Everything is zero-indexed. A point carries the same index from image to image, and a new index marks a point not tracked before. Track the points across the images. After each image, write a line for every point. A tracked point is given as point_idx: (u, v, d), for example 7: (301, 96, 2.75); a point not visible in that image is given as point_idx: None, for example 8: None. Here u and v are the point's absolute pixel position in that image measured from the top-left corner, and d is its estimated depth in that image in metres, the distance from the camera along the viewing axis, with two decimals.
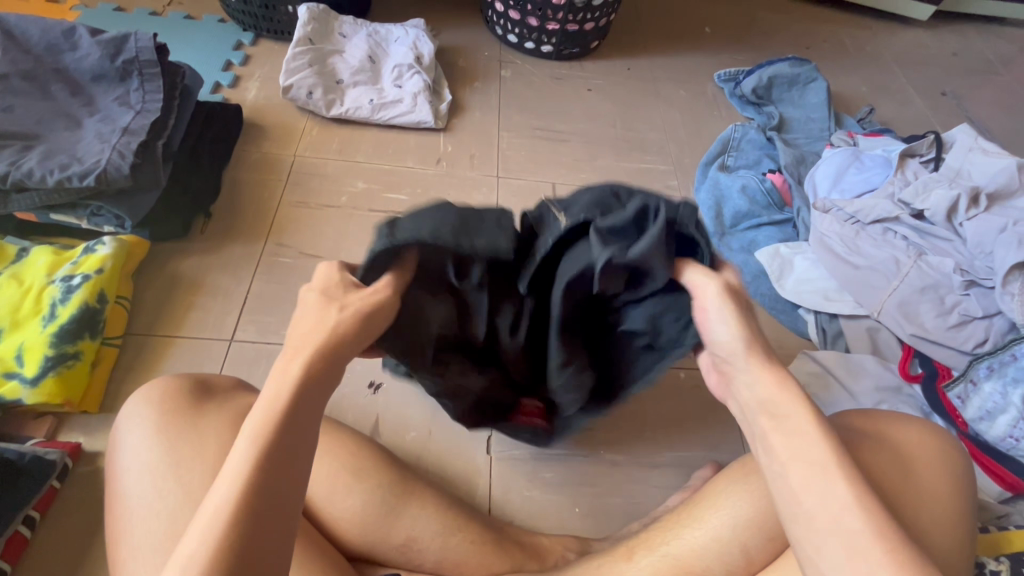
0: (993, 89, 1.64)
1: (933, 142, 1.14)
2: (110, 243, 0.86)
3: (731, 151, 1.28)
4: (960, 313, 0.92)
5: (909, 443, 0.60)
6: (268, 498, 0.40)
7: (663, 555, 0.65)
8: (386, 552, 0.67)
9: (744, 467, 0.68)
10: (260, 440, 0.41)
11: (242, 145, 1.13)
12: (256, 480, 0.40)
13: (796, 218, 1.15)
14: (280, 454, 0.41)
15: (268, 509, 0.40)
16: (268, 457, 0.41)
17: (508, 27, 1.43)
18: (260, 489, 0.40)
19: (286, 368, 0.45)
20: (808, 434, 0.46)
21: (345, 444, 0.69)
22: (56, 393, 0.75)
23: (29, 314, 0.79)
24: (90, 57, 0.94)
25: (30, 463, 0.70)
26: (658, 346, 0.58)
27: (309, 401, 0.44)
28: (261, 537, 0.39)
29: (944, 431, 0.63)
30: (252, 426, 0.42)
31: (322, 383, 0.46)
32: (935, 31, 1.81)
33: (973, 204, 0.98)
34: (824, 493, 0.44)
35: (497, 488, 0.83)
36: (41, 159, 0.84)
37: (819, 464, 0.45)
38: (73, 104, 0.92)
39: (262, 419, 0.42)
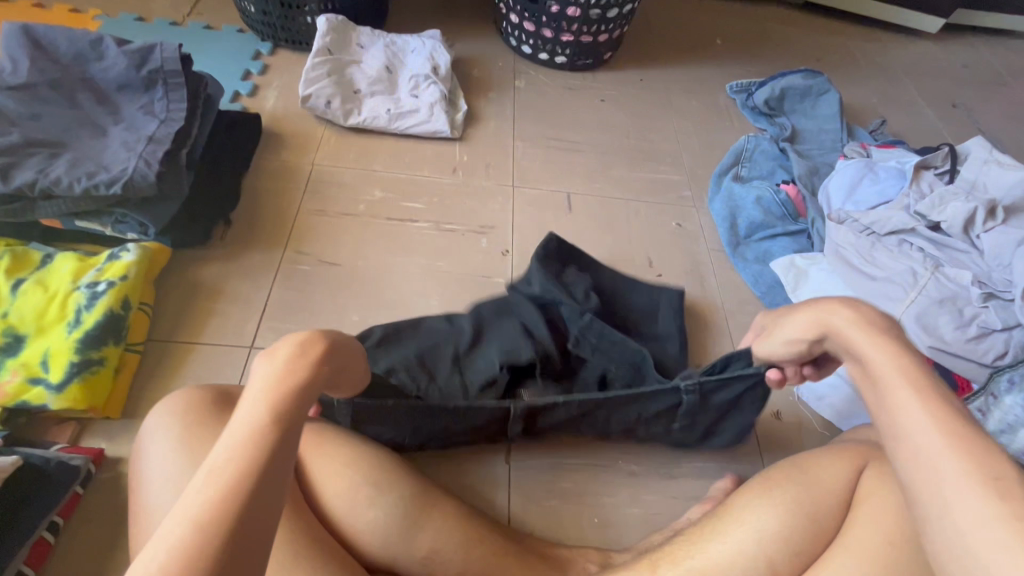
0: (1004, 101, 1.64)
1: (947, 155, 1.15)
2: (133, 250, 0.87)
3: (745, 162, 1.29)
4: (979, 326, 0.91)
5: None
6: (244, 529, 0.37)
7: (689, 567, 0.65)
8: (407, 566, 0.67)
9: (767, 481, 0.68)
10: (248, 444, 0.41)
11: (262, 153, 1.14)
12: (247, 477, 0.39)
13: (811, 229, 1.15)
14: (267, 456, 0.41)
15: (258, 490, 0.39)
16: (246, 486, 0.39)
17: (522, 38, 1.44)
18: (239, 486, 0.38)
19: (251, 400, 0.45)
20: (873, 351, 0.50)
21: (365, 456, 0.69)
22: (80, 399, 0.75)
23: (54, 320, 0.80)
24: (116, 66, 0.95)
25: (55, 468, 0.71)
26: None
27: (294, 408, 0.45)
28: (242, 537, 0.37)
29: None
30: (212, 467, 0.40)
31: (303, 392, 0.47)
32: (945, 44, 1.82)
33: (990, 216, 1.00)
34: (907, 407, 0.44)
35: (516, 499, 0.83)
36: (68, 167, 0.85)
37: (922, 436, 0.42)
38: (98, 113, 0.93)
39: (229, 453, 0.41)
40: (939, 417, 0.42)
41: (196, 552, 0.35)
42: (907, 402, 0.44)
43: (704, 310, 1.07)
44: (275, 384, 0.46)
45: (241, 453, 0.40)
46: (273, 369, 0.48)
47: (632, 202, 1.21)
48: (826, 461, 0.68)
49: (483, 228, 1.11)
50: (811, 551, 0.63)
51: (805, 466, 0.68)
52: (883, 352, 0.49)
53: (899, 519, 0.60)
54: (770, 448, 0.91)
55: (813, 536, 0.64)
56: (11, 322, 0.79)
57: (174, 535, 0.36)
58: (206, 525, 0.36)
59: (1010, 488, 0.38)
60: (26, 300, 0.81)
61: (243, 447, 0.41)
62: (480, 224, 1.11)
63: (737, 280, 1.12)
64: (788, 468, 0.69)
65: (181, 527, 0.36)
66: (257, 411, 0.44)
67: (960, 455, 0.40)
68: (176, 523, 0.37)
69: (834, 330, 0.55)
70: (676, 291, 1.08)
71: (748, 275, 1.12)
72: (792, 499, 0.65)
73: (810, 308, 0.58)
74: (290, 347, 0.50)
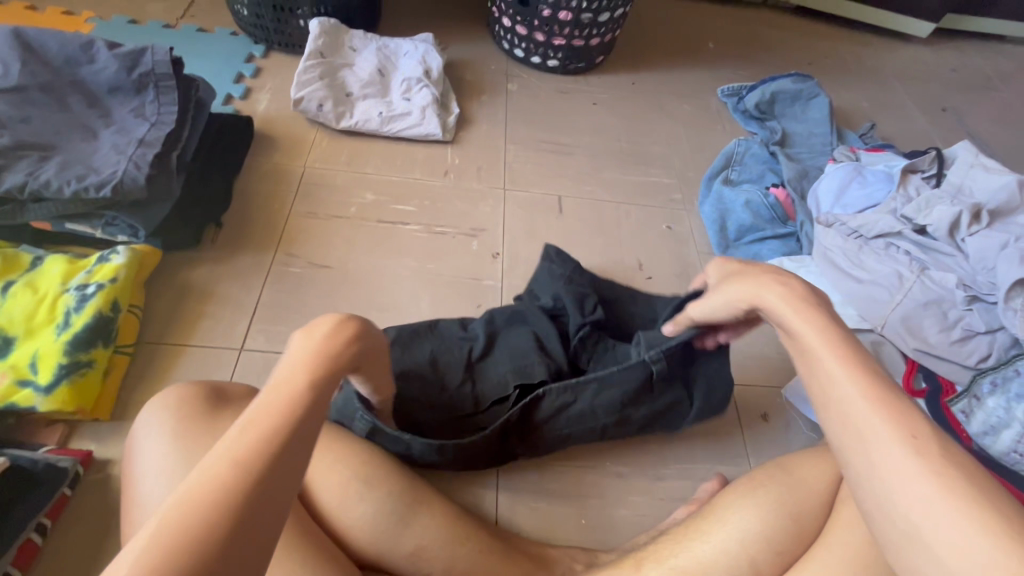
0: (994, 105, 1.66)
1: (934, 159, 1.16)
2: (123, 253, 0.87)
3: (735, 165, 1.29)
4: (963, 329, 0.93)
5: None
6: (277, 472, 0.39)
7: (672, 567, 0.65)
8: (395, 562, 0.67)
9: (752, 481, 0.69)
10: (289, 398, 0.43)
11: (254, 156, 1.15)
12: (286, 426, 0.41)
13: (799, 232, 1.16)
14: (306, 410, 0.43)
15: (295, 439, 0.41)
16: (281, 437, 0.40)
17: (515, 41, 1.45)
18: (279, 434, 0.40)
19: (290, 365, 0.47)
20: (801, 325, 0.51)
21: (355, 453, 0.69)
22: (68, 401, 0.76)
23: (43, 323, 0.80)
24: (107, 69, 0.95)
25: (43, 470, 0.71)
26: None
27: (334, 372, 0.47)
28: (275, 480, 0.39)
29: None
30: (252, 417, 0.41)
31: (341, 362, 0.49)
32: (935, 48, 1.83)
33: (975, 220, 1.01)
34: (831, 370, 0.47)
35: (504, 500, 0.83)
36: (58, 170, 0.85)
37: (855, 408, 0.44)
38: (89, 116, 0.94)
39: (268, 408, 0.42)
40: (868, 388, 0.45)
41: (234, 489, 0.37)
42: (839, 372, 0.46)
43: None
44: (310, 353, 0.48)
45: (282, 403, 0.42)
46: (310, 342, 0.49)
47: (623, 205, 1.22)
48: (810, 462, 0.69)
49: (473, 231, 1.11)
50: (793, 550, 0.64)
51: (789, 467, 0.70)
52: (811, 326, 0.51)
53: None
54: (756, 449, 0.92)
55: (795, 536, 0.64)
56: None
57: (213, 468, 0.38)
58: (246, 462, 0.38)
59: (926, 447, 0.41)
60: (16, 302, 0.81)
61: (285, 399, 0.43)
62: (471, 226, 1.12)
63: None
64: (773, 469, 0.70)
65: (222, 462, 0.38)
66: (294, 375, 0.45)
67: (888, 423, 0.42)
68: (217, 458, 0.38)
69: (766, 305, 0.56)
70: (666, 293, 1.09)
71: None
72: (774, 499, 0.66)
73: (748, 282, 0.59)
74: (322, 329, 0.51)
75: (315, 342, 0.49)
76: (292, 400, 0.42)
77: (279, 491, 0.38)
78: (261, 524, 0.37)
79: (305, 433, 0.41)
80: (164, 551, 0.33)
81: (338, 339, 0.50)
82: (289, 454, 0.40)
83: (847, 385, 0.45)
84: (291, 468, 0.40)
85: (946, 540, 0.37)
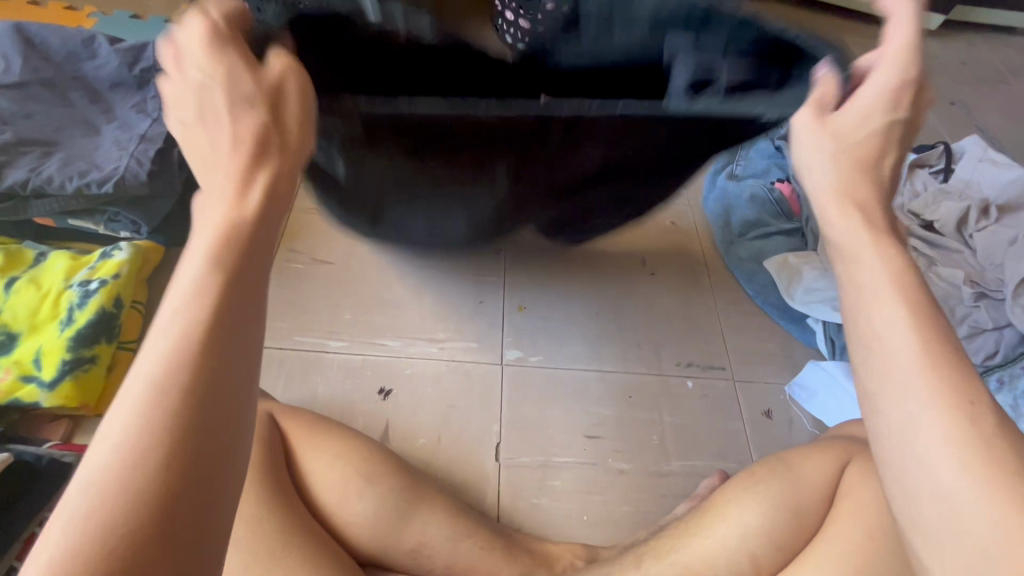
0: (1004, 98, 1.63)
1: (942, 153, 1.14)
2: (126, 249, 0.87)
3: (740, 160, 1.28)
4: (970, 325, 0.91)
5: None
6: (210, 373, 0.32)
7: (671, 563, 0.65)
8: (396, 558, 0.68)
9: (752, 476, 0.69)
10: (205, 283, 0.34)
11: None
12: (209, 323, 0.33)
13: (805, 228, 1.15)
14: (232, 295, 0.35)
15: (226, 331, 0.33)
16: (203, 343, 0.32)
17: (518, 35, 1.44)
18: (206, 334, 0.33)
19: (195, 241, 0.36)
20: (866, 257, 0.41)
21: (356, 449, 0.69)
22: (72, 396, 0.76)
23: (47, 318, 0.81)
24: (109, 64, 0.95)
25: (48, 465, 0.71)
26: None
27: (260, 234, 0.38)
28: (214, 381, 0.32)
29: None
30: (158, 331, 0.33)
31: (273, 212, 0.39)
32: (945, 41, 1.81)
33: (983, 215, 1.00)
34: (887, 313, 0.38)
35: (505, 495, 0.83)
36: (61, 166, 0.85)
37: (905, 372, 0.37)
38: (91, 111, 0.93)
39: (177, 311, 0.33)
40: (928, 352, 0.37)
41: (163, 410, 0.30)
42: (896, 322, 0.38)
43: (697, 308, 1.07)
44: (222, 218, 0.37)
45: (200, 291, 0.34)
46: (220, 194, 0.38)
47: None
48: (811, 457, 0.69)
49: None
50: (796, 546, 0.64)
51: (790, 462, 0.69)
52: (880, 266, 0.41)
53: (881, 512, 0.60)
54: (760, 446, 0.92)
55: (797, 533, 0.64)
56: (4, 320, 0.80)
57: (132, 395, 0.31)
58: (168, 379, 0.31)
59: (982, 414, 0.35)
60: (20, 297, 0.81)
61: (195, 288, 0.34)
62: None
63: (729, 279, 1.12)
64: (774, 464, 0.69)
65: (139, 387, 0.31)
66: (197, 261, 0.35)
67: (941, 395, 0.35)
68: (135, 380, 0.31)
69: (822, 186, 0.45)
70: (669, 289, 1.08)
71: (742, 275, 1.11)
72: (775, 493, 0.66)
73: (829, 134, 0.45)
74: (223, 108, 0.39)
75: (225, 191, 0.38)
76: (209, 285, 0.34)
77: (223, 394, 0.32)
78: (216, 436, 0.31)
79: (232, 334, 0.34)
80: (106, 498, 0.29)
81: (250, 135, 0.40)
82: (224, 361, 0.33)
83: (901, 331, 0.38)
84: (232, 353, 0.33)
85: (972, 514, 0.33)
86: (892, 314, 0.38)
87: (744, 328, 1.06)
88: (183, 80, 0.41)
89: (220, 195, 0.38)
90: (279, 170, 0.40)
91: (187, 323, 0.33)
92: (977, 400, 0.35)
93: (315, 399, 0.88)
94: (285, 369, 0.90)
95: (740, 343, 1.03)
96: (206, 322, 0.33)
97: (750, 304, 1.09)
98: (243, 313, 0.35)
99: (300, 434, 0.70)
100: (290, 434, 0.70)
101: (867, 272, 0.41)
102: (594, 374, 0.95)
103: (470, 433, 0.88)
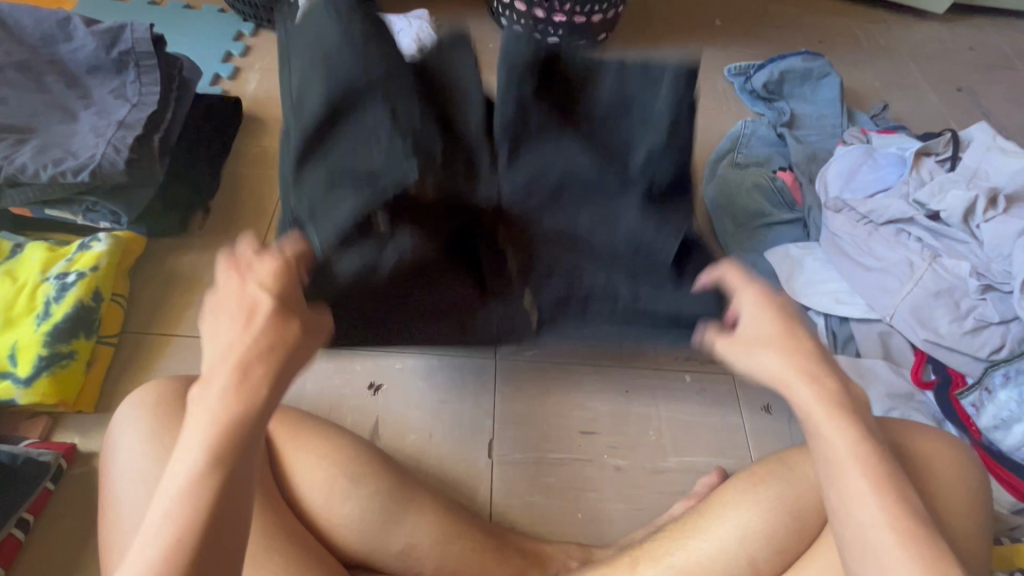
0: (1011, 84, 1.60)
1: (949, 141, 1.11)
2: (105, 240, 0.85)
3: (741, 147, 1.25)
4: (975, 318, 0.89)
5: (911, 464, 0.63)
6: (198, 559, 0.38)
7: (668, 566, 0.63)
8: (384, 560, 0.66)
9: (753, 476, 0.66)
10: (195, 477, 0.40)
11: (242, 139, 1.12)
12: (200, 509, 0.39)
13: (807, 218, 1.12)
14: (223, 482, 0.41)
15: (217, 518, 0.40)
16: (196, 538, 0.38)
17: (513, 18, 1.40)
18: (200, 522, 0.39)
19: (194, 430, 0.42)
20: (825, 445, 0.49)
21: (341, 448, 0.67)
22: (50, 393, 0.73)
23: (22, 312, 0.78)
24: (85, 48, 0.91)
25: (24, 466, 0.69)
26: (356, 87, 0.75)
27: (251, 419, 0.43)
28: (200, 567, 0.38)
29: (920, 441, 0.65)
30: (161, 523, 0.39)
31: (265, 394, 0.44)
32: (951, 25, 1.76)
33: (991, 205, 0.96)
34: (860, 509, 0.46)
35: (498, 494, 0.81)
36: (35, 154, 0.81)
37: (860, 496, 0.47)
38: (68, 96, 0.90)
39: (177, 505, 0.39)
40: (876, 482, 0.47)
41: None
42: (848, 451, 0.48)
43: None
44: (219, 411, 0.43)
45: (196, 479, 0.40)
46: (220, 384, 0.44)
47: None
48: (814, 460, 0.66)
49: None
50: (795, 549, 0.62)
51: (790, 462, 0.66)
52: (839, 433, 0.49)
53: None
54: (760, 442, 0.89)
55: (797, 534, 0.62)
56: None
57: None
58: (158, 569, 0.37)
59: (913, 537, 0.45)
60: None
61: (190, 479, 0.40)
62: None
63: None
64: (774, 463, 0.67)
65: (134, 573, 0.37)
66: (195, 454, 0.41)
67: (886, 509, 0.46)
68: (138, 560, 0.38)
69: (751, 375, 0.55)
70: None
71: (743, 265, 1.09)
72: (778, 496, 0.63)
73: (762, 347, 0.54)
74: (261, 316, 0.47)
75: (223, 383, 0.44)
76: (201, 474, 0.40)
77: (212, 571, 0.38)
78: None
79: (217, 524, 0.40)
80: None
81: (265, 347, 0.46)
82: (211, 535, 0.39)
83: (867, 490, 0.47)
84: (222, 532, 0.40)
85: None
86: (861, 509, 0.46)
87: None
88: (233, 285, 0.49)
89: (218, 384, 0.44)
90: (276, 358, 0.46)
91: (183, 511, 0.39)
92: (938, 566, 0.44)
93: (302, 396, 0.85)
94: None
95: None
96: (203, 507, 0.39)
97: None
98: (233, 497, 0.41)
99: (280, 428, 0.67)
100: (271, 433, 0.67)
101: (831, 442, 0.49)
102: (590, 368, 0.93)
103: (462, 430, 0.85)
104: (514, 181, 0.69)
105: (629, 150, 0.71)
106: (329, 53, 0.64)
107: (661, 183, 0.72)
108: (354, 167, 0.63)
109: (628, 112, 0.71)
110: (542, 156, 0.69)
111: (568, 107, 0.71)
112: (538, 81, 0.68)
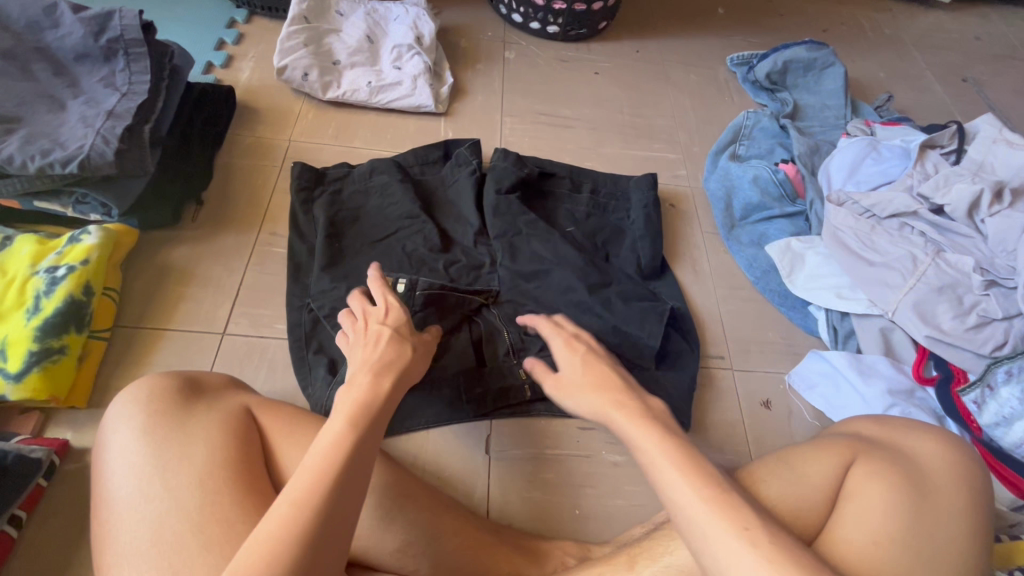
0: (1017, 75, 1.57)
1: (954, 134, 1.10)
2: (96, 233, 0.83)
3: (743, 139, 1.23)
4: (979, 314, 0.88)
5: (907, 471, 0.67)
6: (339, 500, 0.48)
7: (666, 566, 0.62)
8: (378, 559, 0.64)
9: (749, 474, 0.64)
10: (339, 438, 0.51)
11: (235, 129, 1.10)
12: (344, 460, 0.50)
13: (809, 211, 1.11)
14: (360, 446, 0.51)
15: (353, 470, 0.50)
16: (331, 489, 0.48)
17: (512, 5, 1.37)
18: (343, 468, 0.49)
19: (341, 409, 0.54)
20: (639, 439, 0.56)
21: None
22: (41, 389, 0.72)
23: (11, 306, 0.76)
24: (72, 34, 0.88)
25: (16, 462, 0.67)
26: (392, 184, 1.00)
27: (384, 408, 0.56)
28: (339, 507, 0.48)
29: (908, 445, 0.71)
30: (295, 495, 0.47)
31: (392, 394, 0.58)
32: (957, 14, 1.73)
33: (997, 199, 0.94)
34: (672, 483, 0.52)
35: (495, 490, 0.80)
36: (21, 144, 0.79)
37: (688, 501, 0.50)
38: (56, 85, 0.87)
39: (308, 486, 0.47)
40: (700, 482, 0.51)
41: (301, 523, 0.45)
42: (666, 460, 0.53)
43: (696, 294, 1.03)
44: (360, 395, 0.55)
45: (340, 441, 0.51)
46: (362, 381, 0.57)
47: None
48: (814, 457, 0.69)
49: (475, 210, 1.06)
50: None
51: (792, 462, 0.70)
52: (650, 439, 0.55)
53: (884, 519, 0.63)
54: (759, 439, 0.89)
55: None
56: None
57: (277, 514, 0.46)
58: (303, 505, 0.46)
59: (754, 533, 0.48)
60: None
61: (337, 438, 0.51)
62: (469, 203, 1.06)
63: (730, 264, 1.09)
64: (775, 463, 0.70)
65: (286, 505, 0.46)
66: (340, 421, 0.53)
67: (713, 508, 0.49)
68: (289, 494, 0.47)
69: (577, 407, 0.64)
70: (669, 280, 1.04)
71: (743, 260, 1.08)
72: None
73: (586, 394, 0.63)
74: (385, 340, 0.62)
75: (362, 380, 0.57)
76: (346, 437, 0.51)
77: (345, 511, 0.48)
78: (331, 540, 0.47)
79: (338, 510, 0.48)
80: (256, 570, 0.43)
81: (390, 360, 0.60)
82: (345, 481, 0.49)
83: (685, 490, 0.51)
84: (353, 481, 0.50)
85: None
86: (676, 480, 0.52)
87: (743, 316, 1.02)
88: (360, 323, 0.66)
89: (362, 379, 0.57)
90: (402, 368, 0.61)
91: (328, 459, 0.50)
92: (751, 524, 0.49)
93: (296, 393, 0.83)
94: (266, 359, 0.85)
95: (739, 332, 1.00)
96: (344, 458, 0.50)
97: (750, 291, 1.06)
98: (365, 456, 0.52)
99: (278, 430, 0.67)
100: (269, 433, 0.67)
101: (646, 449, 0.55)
102: None
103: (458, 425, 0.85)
104: (513, 274, 0.93)
105: (607, 246, 1.00)
106: (385, 194, 0.99)
107: (647, 257, 0.99)
108: (400, 264, 0.92)
109: (606, 222, 1.03)
110: (538, 252, 0.95)
111: (551, 216, 1.02)
112: (523, 193, 1.03)
